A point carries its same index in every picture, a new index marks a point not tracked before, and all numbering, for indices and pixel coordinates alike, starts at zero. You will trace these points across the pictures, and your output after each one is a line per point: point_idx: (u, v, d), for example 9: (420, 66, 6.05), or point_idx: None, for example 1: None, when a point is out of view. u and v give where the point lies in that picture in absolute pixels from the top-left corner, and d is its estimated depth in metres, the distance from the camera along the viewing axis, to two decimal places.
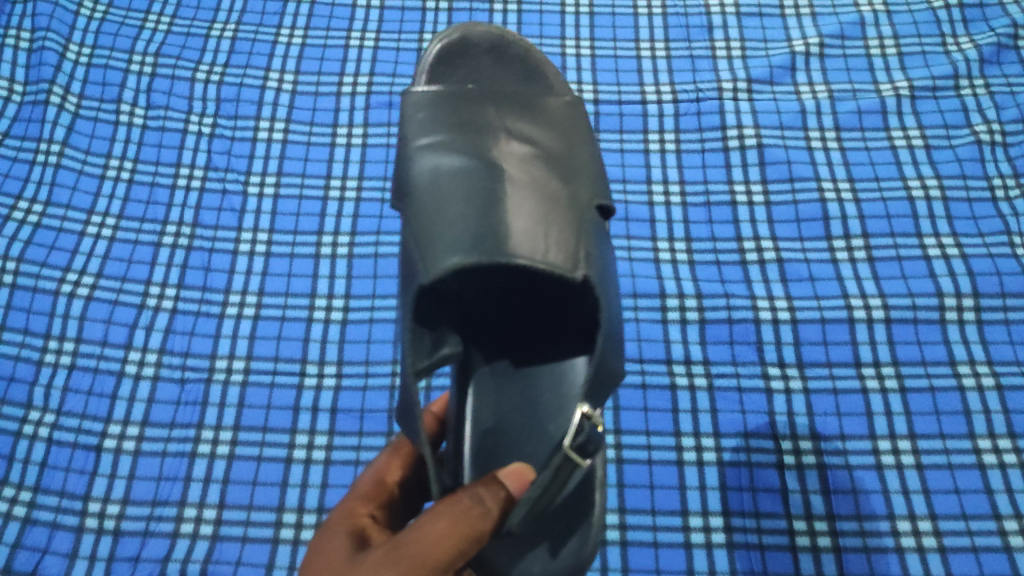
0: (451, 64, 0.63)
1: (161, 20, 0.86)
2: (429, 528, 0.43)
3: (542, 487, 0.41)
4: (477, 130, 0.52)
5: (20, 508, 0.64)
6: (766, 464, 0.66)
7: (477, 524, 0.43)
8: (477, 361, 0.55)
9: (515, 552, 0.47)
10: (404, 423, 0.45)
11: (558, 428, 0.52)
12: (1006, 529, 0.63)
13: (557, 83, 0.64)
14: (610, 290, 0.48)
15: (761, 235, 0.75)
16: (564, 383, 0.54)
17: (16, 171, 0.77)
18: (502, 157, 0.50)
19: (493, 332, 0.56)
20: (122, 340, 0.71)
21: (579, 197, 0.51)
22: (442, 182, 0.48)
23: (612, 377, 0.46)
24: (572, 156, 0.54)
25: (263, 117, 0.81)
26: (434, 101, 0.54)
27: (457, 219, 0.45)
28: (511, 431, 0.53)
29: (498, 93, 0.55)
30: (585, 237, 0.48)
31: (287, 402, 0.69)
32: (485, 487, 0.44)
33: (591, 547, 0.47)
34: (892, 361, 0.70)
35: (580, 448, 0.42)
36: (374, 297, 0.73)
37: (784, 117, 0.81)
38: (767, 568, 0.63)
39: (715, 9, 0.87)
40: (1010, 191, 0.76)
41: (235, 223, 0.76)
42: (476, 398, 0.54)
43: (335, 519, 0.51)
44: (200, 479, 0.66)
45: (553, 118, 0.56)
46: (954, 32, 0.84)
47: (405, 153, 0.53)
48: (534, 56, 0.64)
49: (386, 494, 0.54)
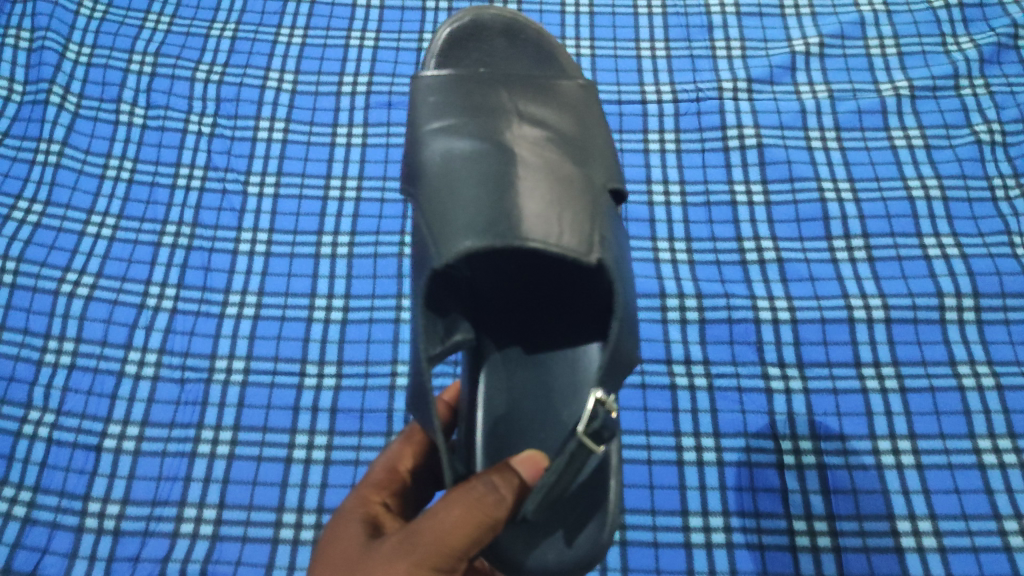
0: (462, 48, 0.63)
1: (161, 19, 0.86)
2: (443, 516, 0.42)
3: (557, 474, 0.41)
4: (489, 113, 0.52)
5: (20, 508, 0.64)
6: (766, 464, 0.65)
7: (492, 511, 0.43)
8: (489, 348, 0.55)
9: (530, 539, 0.46)
10: (417, 410, 0.45)
11: (572, 413, 0.52)
12: (1007, 529, 0.63)
13: (569, 67, 0.63)
14: (624, 275, 0.48)
15: (762, 235, 0.75)
16: (578, 368, 0.54)
17: (16, 171, 0.77)
18: (515, 139, 0.50)
19: (504, 318, 0.56)
20: (122, 340, 0.70)
21: (593, 180, 0.50)
22: (454, 167, 0.48)
23: (627, 364, 0.46)
24: (585, 139, 0.54)
25: (263, 117, 0.81)
26: (446, 85, 0.54)
27: (469, 204, 0.45)
28: (524, 418, 0.52)
29: (511, 76, 0.55)
30: (599, 220, 0.47)
31: (286, 402, 0.68)
32: (499, 474, 0.44)
33: (608, 533, 0.46)
34: (892, 361, 0.70)
35: (595, 434, 0.42)
36: (374, 298, 0.73)
37: (784, 116, 0.81)
38: (768, 568, 0.62)
39: (715, 9, 0.87)
40: (1010, 191, 0.76)
41: (235, 223, 0.76)
42: (487, 385, 0.54)
43: (347, 506, 0.51)
44: (200, 479, 0.65)
45: (567, 101, 0.55)
46: (954, 32, 0.85)
47: (416, 137, 0.53)
48: (546, 41, 0.64)
49: (398, 482, 0.53)
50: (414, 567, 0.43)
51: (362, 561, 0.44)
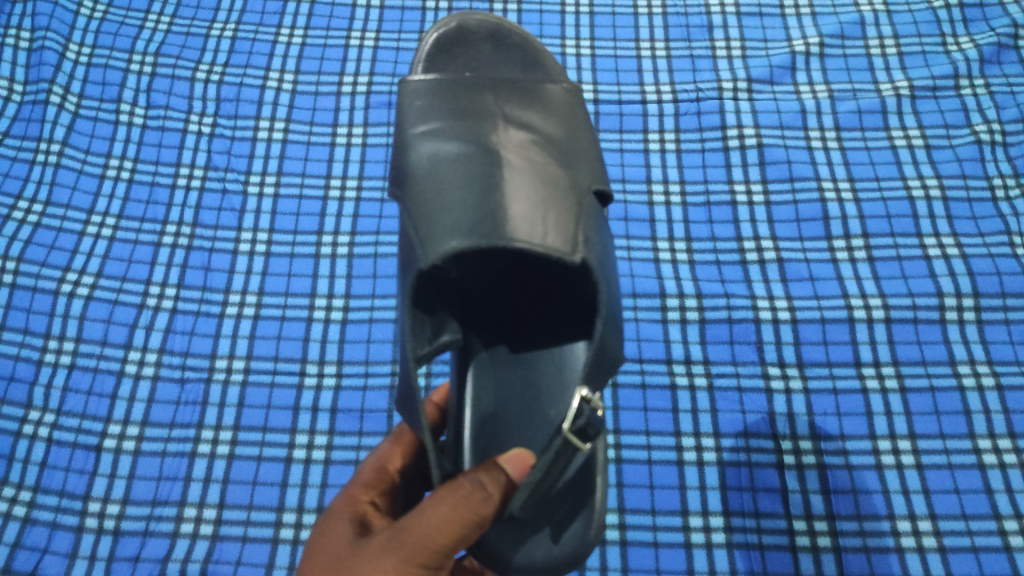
0: (449, 53, 0.63)
1: (161, 19, 0.86)
2: (431, 513, 0.43)
3: (542, 471, 0.40)
4: (475, 116, 0.52)
5: (19, 508, 0.64)
6: (766, 464, 0.65)
7: (479, 509, 0.42)
8: (477, 347, 0.55)
9: (518, 537, 0.46)
10: (406, 410, 0.45)
11: (559, 412, 0.52)
12: (1007, 529, 0.63)
13: (556, 72, 0.63)
14: (610, 275, 0.48)
15: (761, 235, 0.75)
16: (564, 368, 0.54)
17: (16, 171, 0.77)
18: (501, 142, 0.50)
19: (492, 320, 0.56)
20: (122, 340, 0.70)
21: (578, 182, 0.51)
22: (440, 169, 0.48)
23: (612, 361, 0.46)
24: (572, 142, 0.54)
25: (263, 117, 0.81)
26: (432, 89, 0.54)
27: (455, 205, 0.45)
28: (511, 417, 0.52)
29: (496, 80, 0.55)
30: (584, 221, 0.47)
31: (286, 402, 0.68)
32: (485, 472, 0.43)
33: (595, 531, 0.46)
34: (892, 361, 0.70)
35: (580, 432, 0.41)
36: (374, 298, 0.73)
37: (784, 116, 0.81)
38: (768, 568, 0.62)
39: (715, 9, 0.87)
40: (1010, 191, 0.76)
41: (235, 223, 0.76)
42: (475, 384, 0.54)
43: (337, 506, 0.51)
44: (200, 479, 0.65)
45: (553, 104, 0.55)
46: (954, 32, 0.85)
47: (403, 141, 0.53)
48: (533, 46, 0.64)
49: (388, 481, 0.53)
50: (401, 564, 0.43)
51: (350, 559, 0.45)
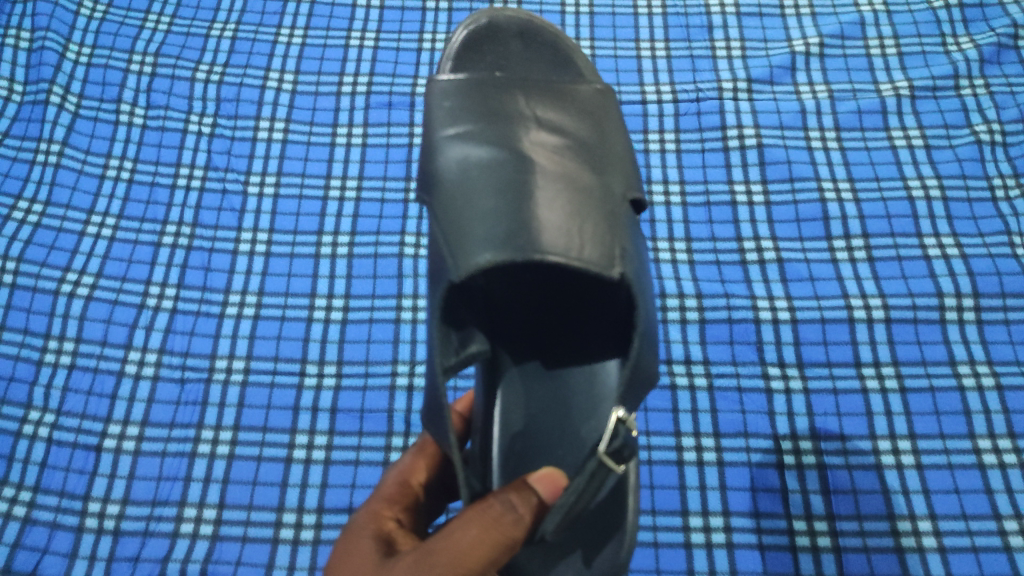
0: (477, 50, 0.63)
1: (162, 19, 0.86)
2: (460, 536, 0.42)
3: (576, 493, 0.41)
4: (506, 119, 0.52)
5: (19, 508, 0.64)
6: (766, 464, 0.66)
7: (509, 531, 0.42)
8: (506, 363, 0.55)
9: (548, 559, 0.48)
10: (433, 425, 0.44)
11: (591, 430, 0.52)
12: (1006, 529, 0.63)
13: (587, 70, 0.63)
14: (646, 289, 0.48)
15: (761, 235, 0.75)
16: (596, 385, 0.53)
17: (16, 171, 0.77)
18: (532, 147, 0.50)
19: (520, 333, 0.55)
20: (122, 340, 0.70)
21: (612, 189, 0.50)
22: (471, 176, 0.48)
23: (647, 380, 0.45)
24: (604, 145, 0.53)
25: (263, 117, 0.81)
26: (463, 89, 0.54)
27: (487, 214, 0.45)
28: (542, 434, 0.52)
29: (527, 82, 0.55)
30: (620, 232, 0.47)
31: (287, 402, 0.68)
32: (516, 493, 0.44)
33: (626, 553, 0.45)
34: (892, 361, 0.70)
35: (615, 454, 0.41)
36: (374, 297, 0.72)
37: (784, 117, 0.81)
38: (768, 568, 0.62)
39: (715, 9, 0.87)
40: (1010, 191, 0.76)
41: (235, 223, 0.76)
42: (504, 400, 0.54)
43: (360, 520, 0.51)
44: (200, 479, 0.65)
45: (585, 105, 0.55)
46: (954, 32, 0.85)
47: (430, 143, 0.53)
48: (564, 43, 0.63)
49: (411, 496, 0.53)
50: None
51: None
